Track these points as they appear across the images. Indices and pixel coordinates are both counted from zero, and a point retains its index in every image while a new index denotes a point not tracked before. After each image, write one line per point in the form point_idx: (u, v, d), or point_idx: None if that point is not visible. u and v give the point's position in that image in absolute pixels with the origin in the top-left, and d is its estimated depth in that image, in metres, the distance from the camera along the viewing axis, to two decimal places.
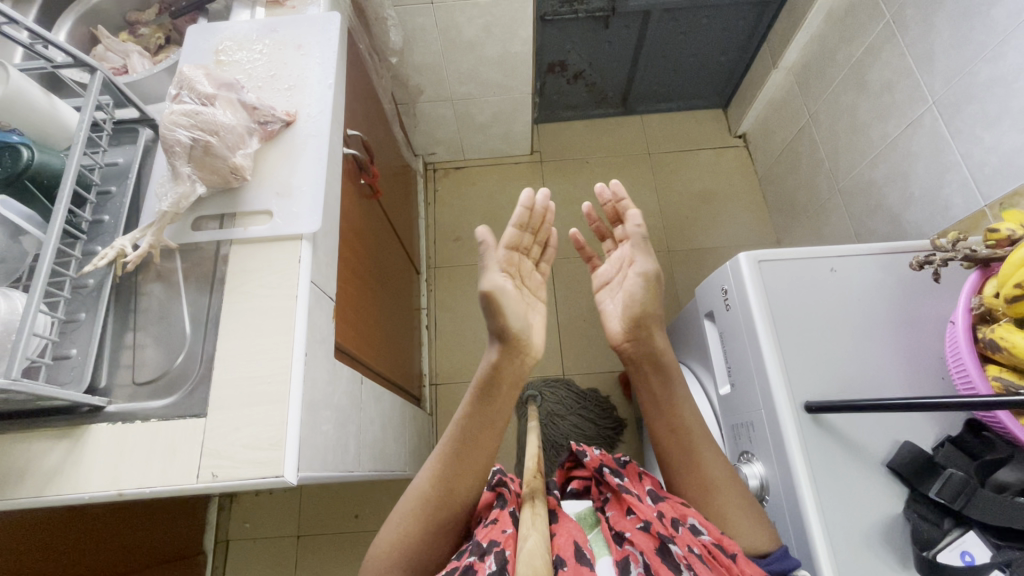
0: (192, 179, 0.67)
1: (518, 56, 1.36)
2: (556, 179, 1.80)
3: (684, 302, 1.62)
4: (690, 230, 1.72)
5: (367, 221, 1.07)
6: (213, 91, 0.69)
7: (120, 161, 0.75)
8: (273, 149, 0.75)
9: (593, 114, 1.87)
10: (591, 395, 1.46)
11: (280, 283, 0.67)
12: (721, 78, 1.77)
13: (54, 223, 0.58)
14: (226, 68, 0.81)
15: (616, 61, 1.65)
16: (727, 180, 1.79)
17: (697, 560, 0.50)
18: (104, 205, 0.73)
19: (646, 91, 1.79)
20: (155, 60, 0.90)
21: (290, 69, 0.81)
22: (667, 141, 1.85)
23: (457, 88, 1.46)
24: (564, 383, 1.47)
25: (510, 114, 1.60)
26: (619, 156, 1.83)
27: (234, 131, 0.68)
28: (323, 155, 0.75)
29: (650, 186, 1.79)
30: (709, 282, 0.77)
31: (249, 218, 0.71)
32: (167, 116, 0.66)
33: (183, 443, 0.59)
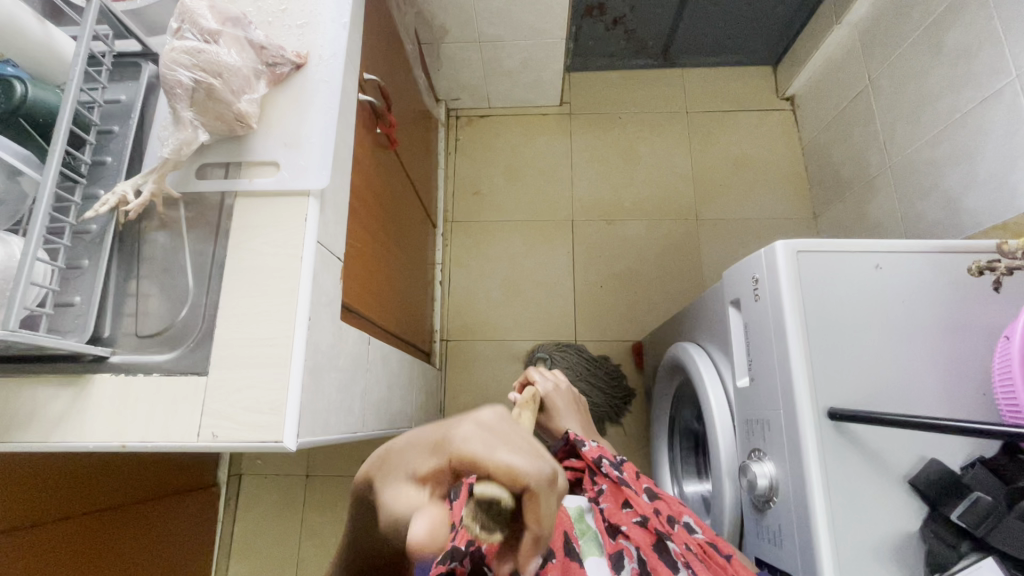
0: (195, 125, 0.62)
1: None
2: (584, 134, 1.71)
3: (707, 274, 1.56)
4: (723, 200, 1.63)
5: (381, 173, 1.02)
6: (217, 26, 0.63)
7: (122, 99, 0.71)
8: (281, 93, 0.70)
9: (630, 65, 1.74)
10: (604, 363, 1.45)
11: (286, 241, 0.64)
12: (774, 32, 1.62)
13: (51, 165, 0.56)
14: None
15: (660, 6, 1.51)
16: (768, 146, 1.67)
17: (693, 559, 0.52)
18: (105, 145, 0.69)
19: (690, 41, 1.65)
20: None
21: (303, 3, 0.74)
22: (706, 99, 1.72)
23: (486, 28, 1.36)
24: (576, 349, 1.45)
25: (541, 60, 1.50)
26: (652, 113, 1.71)
27: (240, 74, 0.63)
28: (336, 105, 0.70)
29: (683, 146, 1.68)
30: (738, 268, 0.72)
31: (256, 169, 0.68)
32: (167, 53, 0.61)
33: (185, 400, 0.59)
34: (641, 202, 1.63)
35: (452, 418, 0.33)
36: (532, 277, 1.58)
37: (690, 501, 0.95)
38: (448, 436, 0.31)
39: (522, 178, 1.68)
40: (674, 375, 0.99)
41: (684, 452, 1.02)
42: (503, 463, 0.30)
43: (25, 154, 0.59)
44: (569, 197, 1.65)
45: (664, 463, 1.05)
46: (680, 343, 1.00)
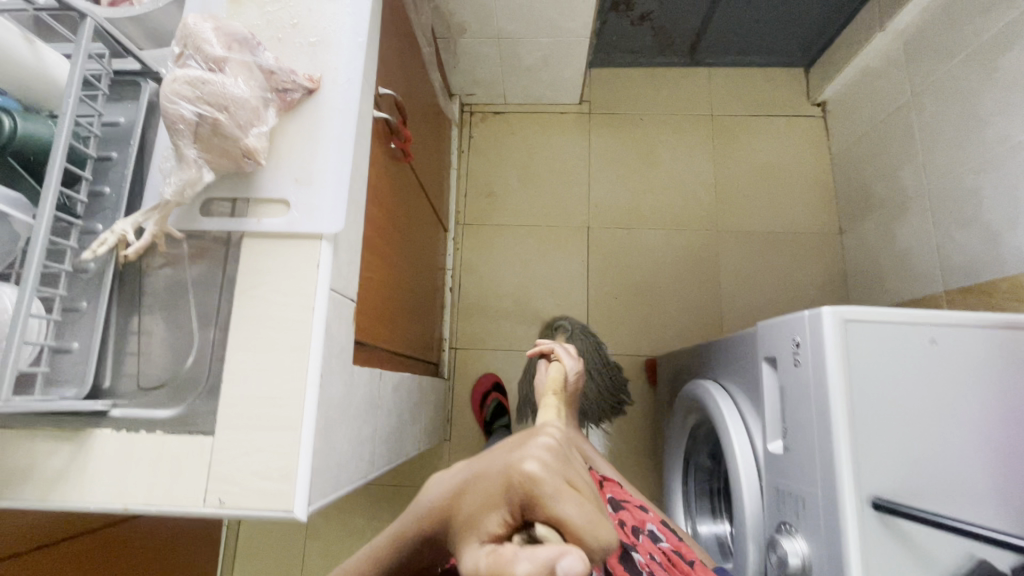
0: (199, 164, 0.57)
1: None
2: (603, 136, 1.63)
3: (725, 289, 1.51)
4: (745, 210, 1.57)
5: (395, 190, 0.97)
6: (223, 52, 0.58)
7: (121, 121, 0.66)
8: (292, 122, 0.65)
9: (654, 63, 1.65)
10: (612, 368, 1.42)
11: (297, 289, 0.60)
12: (810, 35, 1.52)
13: (44, 209, 0.52)
14: (239, 10, 0.68)
15: (690, 4, 1.42)
16: (795, 156, 1.59)
17: (658, 567, 0.61)
18: (103, 173, 0.64)
19: (720, 41, 1.56)
20: None
21: (317, 19, 0.68)
22: (733, 102, 1.64)
23: (506, 25, 1.28)
24: (593, 344, 1.42)
25: (561, 58, 1.42)
26: (676, 115, 1.64)
27: (248, 106, 0.58)
28: (351, 135, 0.65)
29: (706, 152, 1.61)
30: (776, 326, 0.68)
31: (265, 207, 0.63)
32: (168, 83, 0.55)
33: (191, 462, 0.56)
34: (661, 210, 1.57)
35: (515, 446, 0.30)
36: (545, 285, 1.53)
37: (704, 542, 0.95)
38: (515, 468, 0.28)
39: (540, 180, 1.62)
40: (693, 411, 0.96)
41: (699, 489, 1.00)
42: (562, 511, 0.27)
43: (14, 196, 0.54)
44: (585, 202, 1.59)
45: (676, 497, 1.03)
46: (701, 380, 0.98)
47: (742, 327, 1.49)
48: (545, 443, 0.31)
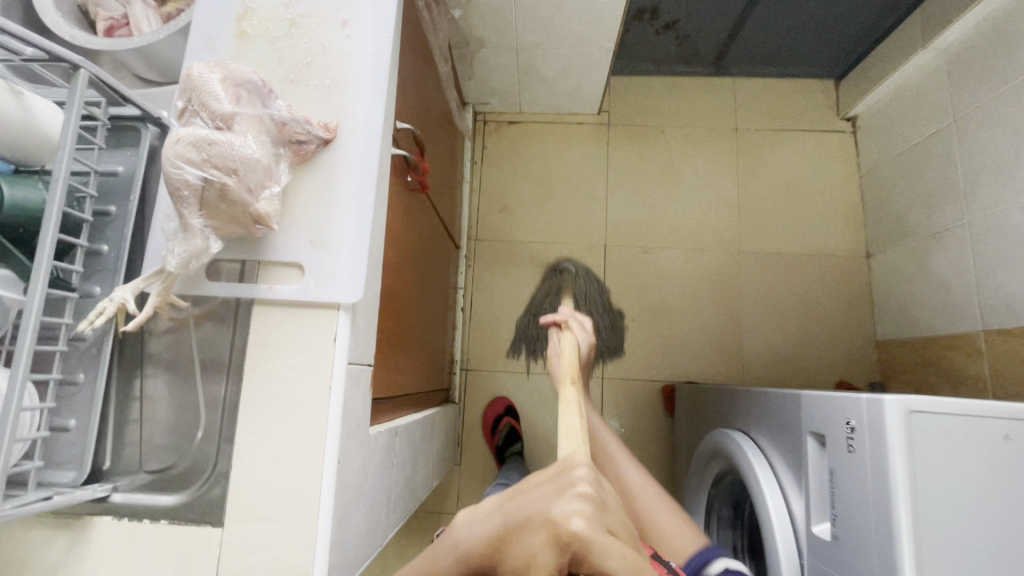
0: (205, 232, 0.51)
1: (606, 7, 1.11)
2: (622, 148, 1.57)
3: (745, 312, 1.47)
4: (769, 230, 1.51)
5: (410, 224, 0.91)
6: (231, 107, 0.52)
7: (120, 171, 0.60)
8: (307, 176, 0.59)
9: (677, 71, 1.58)
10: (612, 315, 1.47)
11: (312, 364, 0.55)
12: (843, 47, 1.45)
13: (36, 288, 0.48)
14: (247, 49, 0.63)
15: (720, 14, 1.35)
16: (822, 173, 1.53)
17: None
18: (101, 230, 0.59)
19: (747, 51, 1.48)
20: (161, 15, 0.72)
21: (332, 59, 0.62)
22: (758, 115, 1.57)
23: (526, 36, 1.21)
24: (598, 284, 1.49)
25: (582, 70, 1.35)
26: (699, 128, 1.57)
27: (258, 167, 0.52)
28: (372, 190, 0.59)
29: (729, 168, 1.55)
30: (825, 401, 0.63)
31: (276, 272, 0.57)
32: (170, 145, 0.50)
33: (198, 555, 0.52)
34: (681, 228, 1.52)
35: (558, 497, 0.37)
36: None
37: None
38: (563, 525, 0.35)
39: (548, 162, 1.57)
40: (718, 457, 0.93)
41: (723, 540, 0.97)
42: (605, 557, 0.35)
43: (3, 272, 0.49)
44: (602, 218, 1.53)
45: None
46: (728, 429, 0.94)
47: (761, 351, 1.45)
48: (586, 494, 0.38)
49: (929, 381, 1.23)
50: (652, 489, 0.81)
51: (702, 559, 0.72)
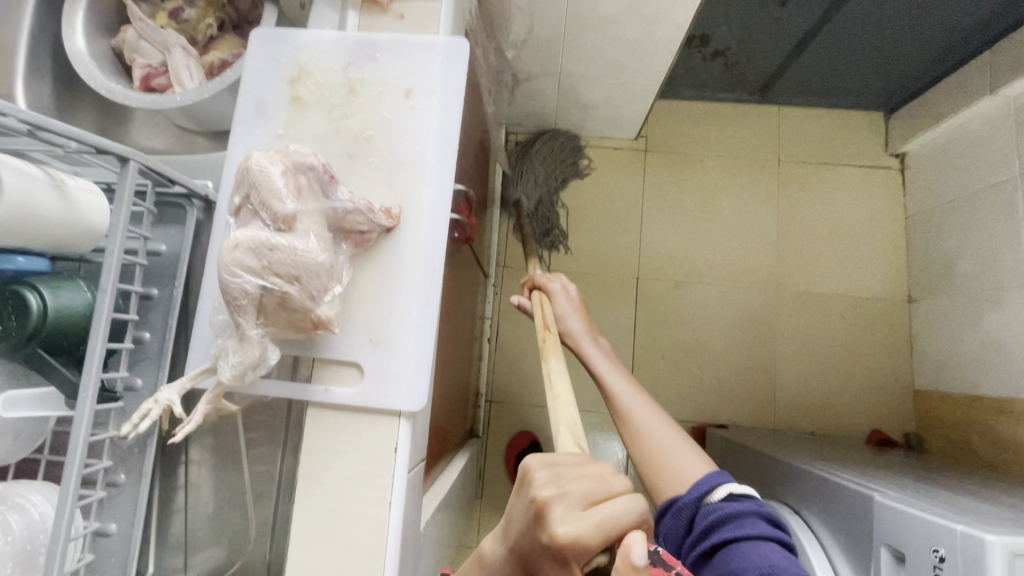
0: (263, 343, 0.47)
1: (661, 42, 1.05)
2: (659, 176, 1.51)
3: (780, 354, 1.43)
4: (809, 269, 1.46)
5: (454, 280, 0.87)
6: (293, 207, 0.47)
7: (164, 250, 0.56)
8: (366, 265, 0.55)
9: (720, 98, 1.52)
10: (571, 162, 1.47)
11: (371, 477, 0.52)
12: (898, 82, 1.38)
13: (85, 407, 0.44)
14: (302, 116, 0.59)
15: (772, 45, 1.28)
16: (865, 211, 1.48)
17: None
18: (144, 316, 0.55)
19: (797, 81, 1.42)
20: (203, 65, 0.67)
21: (394, 133, 0.58)
22: (802, 148, 1.51)
23: (571, 66, 1.16)
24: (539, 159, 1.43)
25: (625, 100, 1.29)
26: (740, 158, 1.51)
27: (321, 271, 0.48)
28: (435, 283, 0.55)
29: (770, 203, 1.49)
30: (908, 519, 0.60)
31: (333, 372, 0.53)
32: (227, 252, 0.46)
33: None
34: (717, 263, 1.47)
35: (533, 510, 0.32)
36: None
37: None
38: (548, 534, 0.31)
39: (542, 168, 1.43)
40: None
41: None
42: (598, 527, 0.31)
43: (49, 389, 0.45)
44: (636, 249, 1.48)
45: None
46: (772, 501, 0.90)
47: (795, 395, 1.41)
48: (555, 498, 0.32)
49: (973, 440, 1.20)
50: (646, 401, 0.74)
51: (702, 488, 0.63)
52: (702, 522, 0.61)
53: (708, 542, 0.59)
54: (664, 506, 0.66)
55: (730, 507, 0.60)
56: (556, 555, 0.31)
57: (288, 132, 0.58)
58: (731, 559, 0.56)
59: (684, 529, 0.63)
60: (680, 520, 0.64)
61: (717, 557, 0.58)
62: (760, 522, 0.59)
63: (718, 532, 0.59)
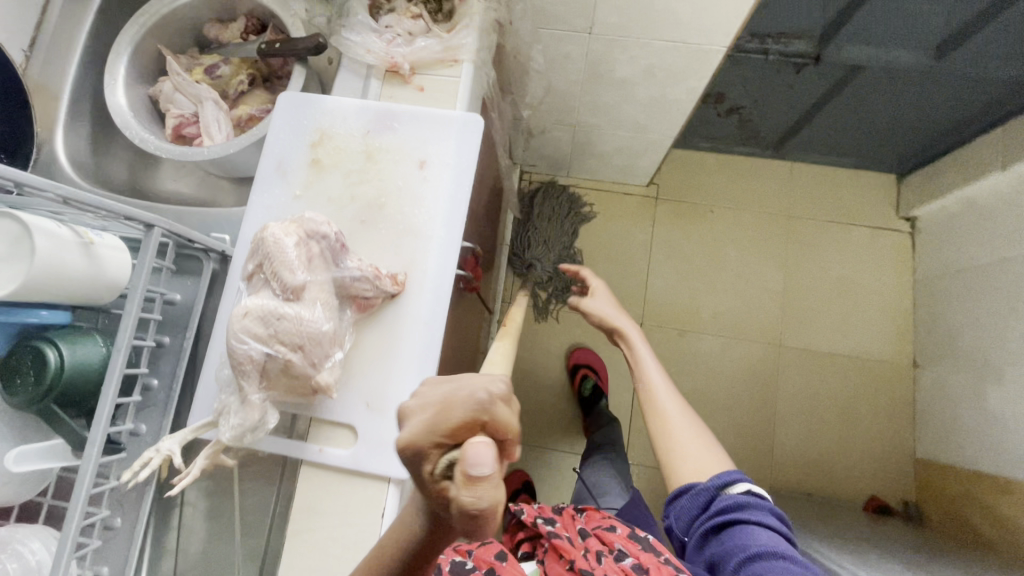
0: (263, 406, 0.49)
1: (676, 102, 1.07)
2: (669, 224, 1.53)
3: (781, 410, 1.42)
4: (814, 326, 1.46)
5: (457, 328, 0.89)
6: (303, 278, 0.50)
7: (179, 300, 0.59)
8: (370, 328, 0.57)
9: (733, 150, 1.54)
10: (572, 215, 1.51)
11: (356, 541, 0.53)
12: (910, 149, 1.39)
13: (89, 461, 0.46)
14: (320, 178, 0.61)
15: (786, 107, 1.30)
16: (873, 272, 1.47)
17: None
18: (154, 364, 0.58)
19: (810, 141, 1.43)
20: (232, 118, 0.70)
21: (406, 200, 0.60)
22: (813, 205, 1.52)
23: (586, 117, 1.18)
24: (544, 222, 1.47)
25: (639, 151, 1.32)
26: (750, 211, 1.52)
27: (325, 339, 0.50)
28: (434, 350, 0.57)
29: (777, 258, 1.50)
30: None
31: (328, 433, 0.55)
32: (236, 318, 0.48)
33: None
34: (722, 314, 1.47)
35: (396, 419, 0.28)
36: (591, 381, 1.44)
37: None
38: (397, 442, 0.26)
39: (541, 229, 1.46)
40: None
41: None
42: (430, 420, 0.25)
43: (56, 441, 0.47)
44: (641, 294, 1.49)
45: None
46: None
47: (793, 453, 1.39)
48: (408, 408, 0.27)
49: (971, 517, 1.17)
50: (674, 394, 0.78)
51: (723, 479, 0.65)
52: (716, 505, 0.63)
53: (722, 524, 0.61)
54: (680, 489, 0.67)
55: (746, 499, 0.62)
56: (414, 470, 0.26)
57: (305, 193, 0.61)
58: (744, 540, 0.58)
59: (697, 511, 0.65)
60: (696, 501, 0.65)
61: (729, 538, 0.60)
62: (771, 517, 0.61)
63: (734, 517, 0.61)
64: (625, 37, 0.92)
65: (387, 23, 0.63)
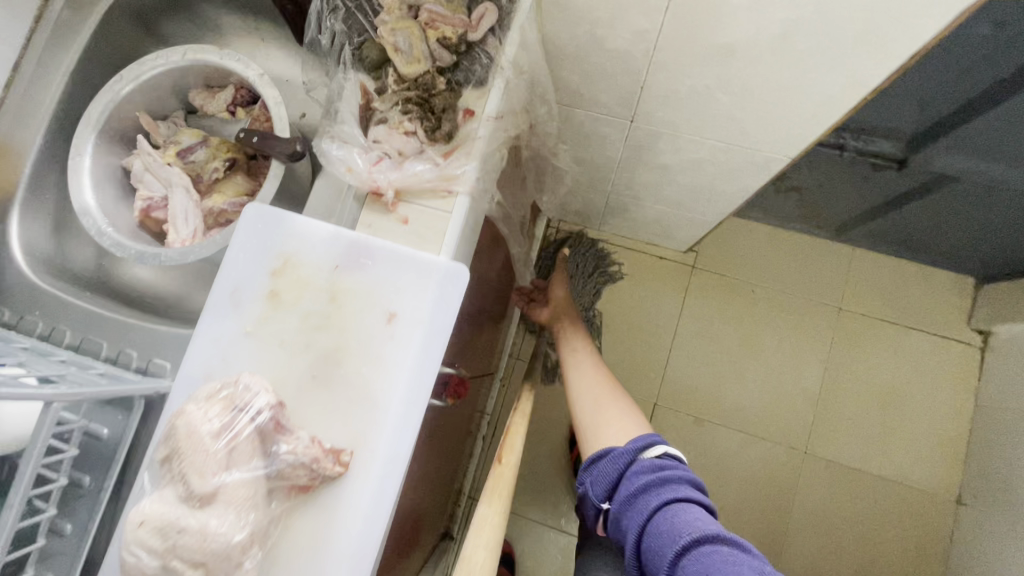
0: None
1: (726, 195, 0.93)
2: (703, 299, 1.37)
3: (796, 526, 1.28)
4: (847, 436, 1.30)
5: (435, 439, 0.79)
6: (216, 482, 0.43)
7: (105, 434, 0.53)
8: (302, 516, 0.49)
9: (788, 226, 1.36)
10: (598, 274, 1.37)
11: None
12: (994, 260, 1.20)
13: None
14: (275, 316, 0.53)
15: (855, 197, 1.13)
16: (927, 387, 1.30)
17: None
18: (70, 506, 0.52)
19: (879, 232, 1.25)
20: (203, 208, 0.62)
21: (367, 361, 0.51)
22: (871, 300, 1.34)
23: (622, 189, 1.05)
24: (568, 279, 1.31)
25: (679, 225, 1.17)
26: (797, 297, 1.36)
27: (234, 554, 0.42)
28: (374, 547, 0.49)
29: (819, 353, 1.34)
30: None
31: None
32: (133, 527, 0.41)
33: None
34: (745, 407, 1.32)
35: None
36: None
37: None
38: None
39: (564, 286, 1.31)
40: None
41: None
42: None
43: None
44: (660, 372, 1.35)
45: None
46: None
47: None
48: None
49: None
50: (602, 384, 0.88)
51: (641, 442, 0.69)
52: (636, 471, 0.66)
53: (641, 494, 0.63)
54: (599, 455, 0.72)
55: (664, 470, 0.65)
56: None
57: (256, 332, 0.53)
58: (664, 517, 0.59)
59: (616, 476, 0.68)
60: (615, 466, 0.69)
61: (643, 499, 0.63)
62: (687, 486, 0.63)
63: (647, 479, 0.64)
64: (672, 131, 0.78)
65: (376, 137, 0.54)
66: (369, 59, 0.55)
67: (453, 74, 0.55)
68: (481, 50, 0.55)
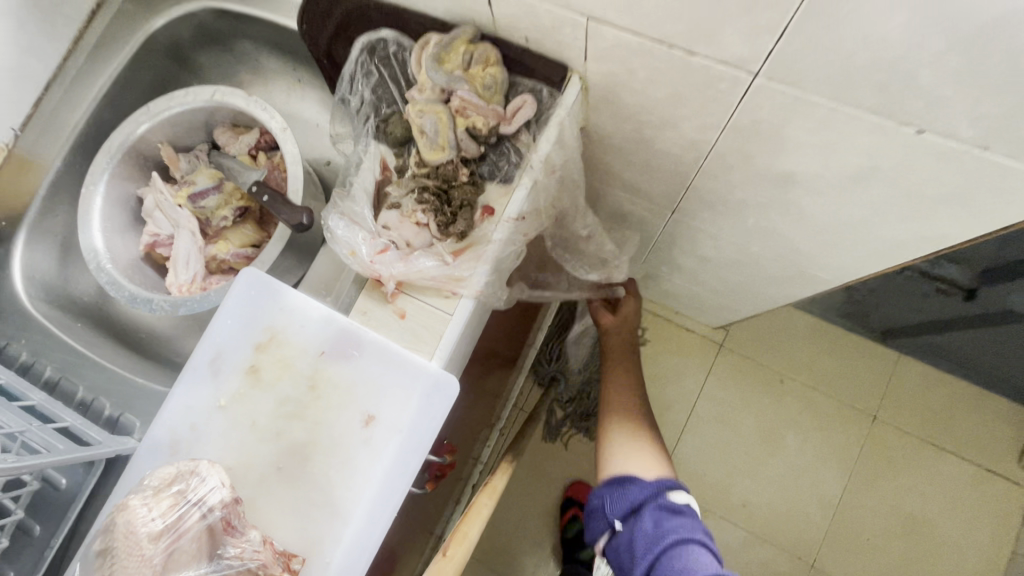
0: None
1: (764, 297, 0.85)
2: (728, 382, 1.26)
3: None
4: (864, 558, 1.18)
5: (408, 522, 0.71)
6: None
7: (63, 485, 0.51)
8: None
9: (829, 319, 1.25)
10: None
11: None
12: None
13: None
14: (251, 395, 0.50)
15: (909, 313, 1.03)
16: (961, 522, 1.18)
17: None
18: (16, 555, 0.50)
19: (930, 347, 1.14)
20: (205, 254, 0.61)
21: (336, 463, 0.48)
22: (911, 417, 1.23)
23: (654, 266, 0.98)
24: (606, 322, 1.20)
25: (710, 307, 1.10)
26: (830, 399, 1.24)
27: None
28: None
29: (847, 463, 1.22)
30: None
31: None
32: None
33: None
34: (754, 504, 1.21)
35: None
36: None
37: None
38: None
39: None
40: None
41: None
42: None
43: None
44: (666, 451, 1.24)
45: None
46: None
47: None
48: None
49: None
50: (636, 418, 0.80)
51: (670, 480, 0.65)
52: (660, 507, 0.61)
53: (661, 529, 0.59)
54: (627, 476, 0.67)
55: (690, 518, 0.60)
56: None
57: (229, 407, 0.50)
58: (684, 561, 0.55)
59: (639, 501, 0.63)
60: (638, 492, 0.64)
61: (659, 529, 0.59)
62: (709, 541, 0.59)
63: (668, 516, 0.60)
64: (715, 232, 0.71)
65: (386, 223, 0.50)
66: (393, 135, 0.52)
67: (477, 166, 0.51)
68: (512, 144, 0.52)
